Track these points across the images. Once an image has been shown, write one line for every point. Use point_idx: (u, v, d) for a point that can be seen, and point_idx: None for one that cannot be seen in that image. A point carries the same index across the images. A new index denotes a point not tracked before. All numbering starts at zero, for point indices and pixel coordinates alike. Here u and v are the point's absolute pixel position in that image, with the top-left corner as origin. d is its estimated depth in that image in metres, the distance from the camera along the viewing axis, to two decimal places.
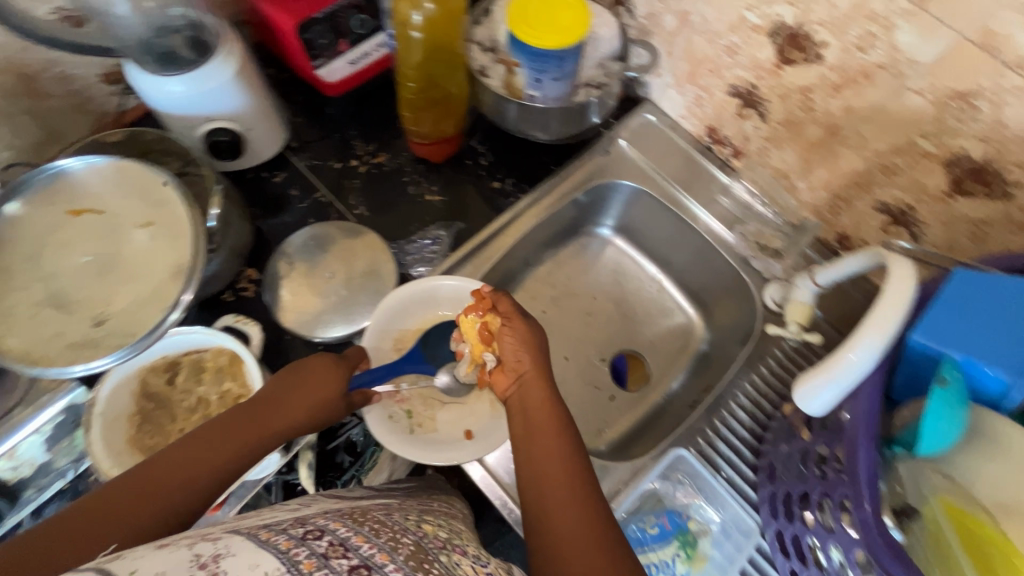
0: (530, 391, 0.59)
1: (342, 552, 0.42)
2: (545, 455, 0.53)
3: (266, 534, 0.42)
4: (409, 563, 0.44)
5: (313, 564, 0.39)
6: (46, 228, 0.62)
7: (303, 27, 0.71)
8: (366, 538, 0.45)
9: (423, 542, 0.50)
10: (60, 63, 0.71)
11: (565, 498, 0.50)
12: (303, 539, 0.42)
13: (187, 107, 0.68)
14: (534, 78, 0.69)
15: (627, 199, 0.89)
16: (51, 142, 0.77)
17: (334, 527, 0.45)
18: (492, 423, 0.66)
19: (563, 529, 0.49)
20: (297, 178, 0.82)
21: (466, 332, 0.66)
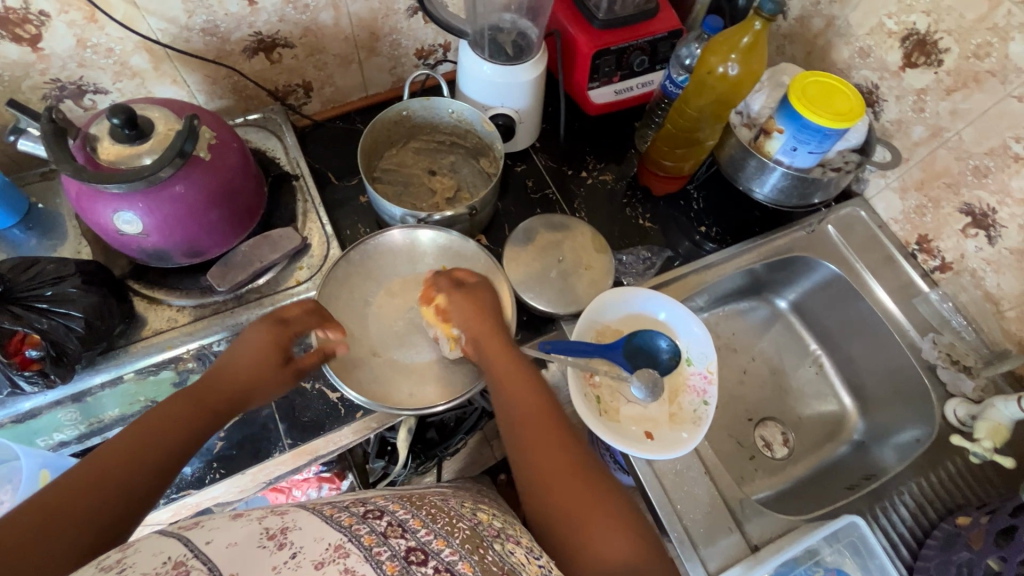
0: (501, 364, 0.63)
1: (400, 534, 0.47)
2: (526, 426, 0.59)
3: (329, 511, 0.49)
4: (465, 546, 0.49)
5: (372, 539, 0.45)
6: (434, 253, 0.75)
7: (598, 54, 0.84)
8: (423, 522, 0.50)
9: (479, 530, 0.54)
10: (400, 32, 0.87)
11: (557, 474, 0.56)
12: (365, 517, 0.48)
13: (489, 91, 0.82)
14: (790, 146, 0.77)
15: (816, 278, 0.94)
16: (359, 90, 0.93)
17: (394, 511, 0.51)
18: (671, 433, 0.72)
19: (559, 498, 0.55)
20: (534, 173, 0.94)
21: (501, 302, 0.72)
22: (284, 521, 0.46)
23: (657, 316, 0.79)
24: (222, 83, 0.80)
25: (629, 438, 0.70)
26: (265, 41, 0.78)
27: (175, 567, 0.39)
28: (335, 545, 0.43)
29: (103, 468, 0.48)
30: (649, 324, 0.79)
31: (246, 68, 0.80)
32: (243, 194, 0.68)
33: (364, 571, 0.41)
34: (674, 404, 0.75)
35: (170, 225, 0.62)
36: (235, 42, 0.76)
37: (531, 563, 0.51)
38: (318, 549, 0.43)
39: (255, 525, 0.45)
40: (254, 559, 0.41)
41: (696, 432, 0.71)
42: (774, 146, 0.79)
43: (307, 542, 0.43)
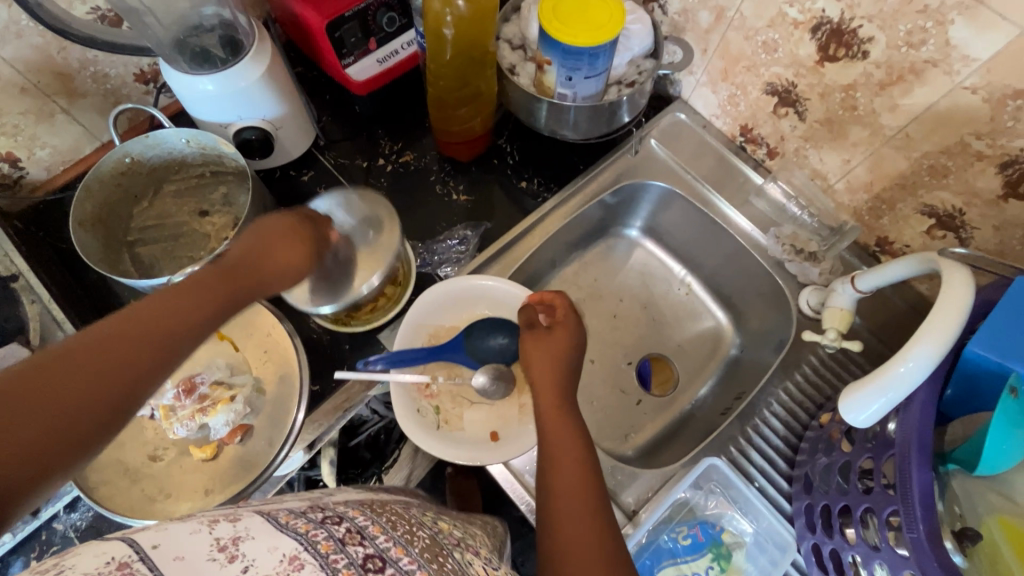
0: (544, 382, 0.61)
1: (358, 539, 0.40)
2: (556, 448, 0.56)
3: (284, 516, 0.40)
4: (425, 556, 0.44)
5: (330, 545, 0.38)
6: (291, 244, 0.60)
7: (333, 26, 0.71)
8: (383, 530, 0.44)
9: (437, 537, 0.51)
10: (98, 62, 0.72)
11: (575, 485, 0.52)
12: (321, 521, 0.40)
13: (218, 106, 0.67)
14: (565, 76, 0.68)
15: (656, 200, 0.88)
16: (88, 140, 0.78)
17: (351, 516, 0.44)
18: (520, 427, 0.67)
19: (567, 494, 0.52)
20: (324, 177, 0.83)
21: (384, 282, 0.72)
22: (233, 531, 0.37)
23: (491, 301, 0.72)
24: None
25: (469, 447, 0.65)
26: None
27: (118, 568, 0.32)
28: (288, 556, 0.36)
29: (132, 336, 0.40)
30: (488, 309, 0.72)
31: None
32: None
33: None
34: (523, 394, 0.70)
35: None
36: None
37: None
38: (270, 566, 0.35)
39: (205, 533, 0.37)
40: None
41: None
42: (553, 79, 0.70)
43: (260, 553, 0.36)
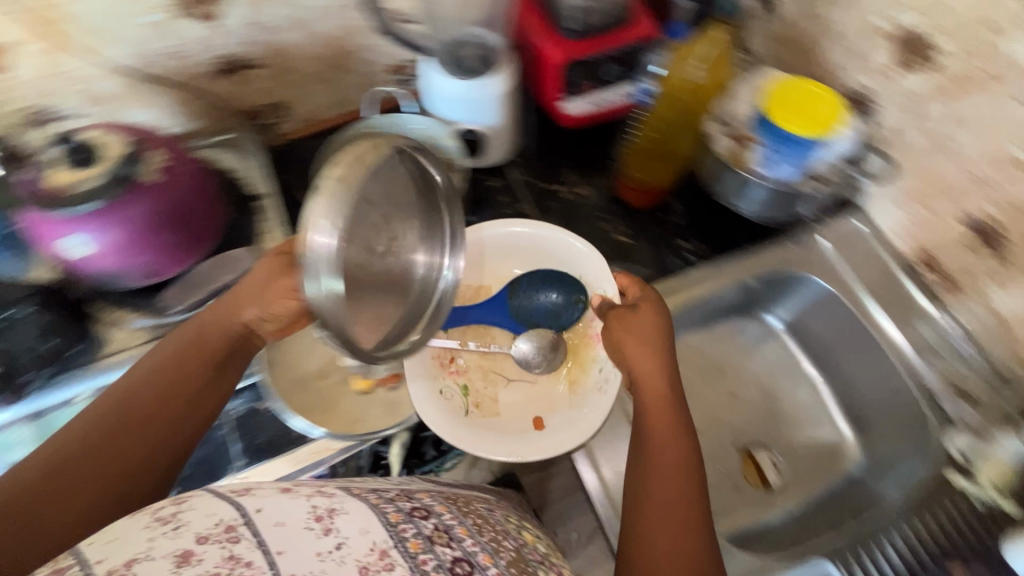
0: (650, 380, 0.66)
1: (446, 541, 0.49)
2: (652, 418, 0.65)
3: (375, 501, 0.50)
4: (507, 566, 0.52)
5: (419, 546, 0.46)
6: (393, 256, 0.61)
7: (567, 64, 0.81)
8: (470, 534, 0.53)
9: (523, 551, 0.57)
10: (370, 50, 0.87)
11: (676, 464, 0.61)
12: (412, 516, 0.49)
13: (452, 104, 0.81)
14: (770, 157, 0.74)
15: (812, 299, 0.87)
16: (334, 107, 0.94)
17: (439, 513, 0.53)
18: (577, 413, 0.73)
19: (654, 471, 0.61)
20: (508, 188, 0.92)
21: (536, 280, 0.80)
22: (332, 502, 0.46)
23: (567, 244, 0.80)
24: (191, 105, 0.81)
25: (520, 442, 0.69)
26: (232, 63, 0.79)
27: (227, 531, 0.40)
28: (378, 548, 0.43)
29: (122, 426, 0.55)
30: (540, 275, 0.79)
31: (215, 89, 0.81)
32: (196, 214, 0.68)
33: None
34: (576, 368, 0.78)
35: (126, 245, 0.63)
36: (201, 65, 0.77)
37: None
38: (363, 546, 0.43)
39: (304, 502, 0.45)
40: (303, 539, 0.41)
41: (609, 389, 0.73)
42: (753, 157, 0.75)
43: (354, 533, 0.44)
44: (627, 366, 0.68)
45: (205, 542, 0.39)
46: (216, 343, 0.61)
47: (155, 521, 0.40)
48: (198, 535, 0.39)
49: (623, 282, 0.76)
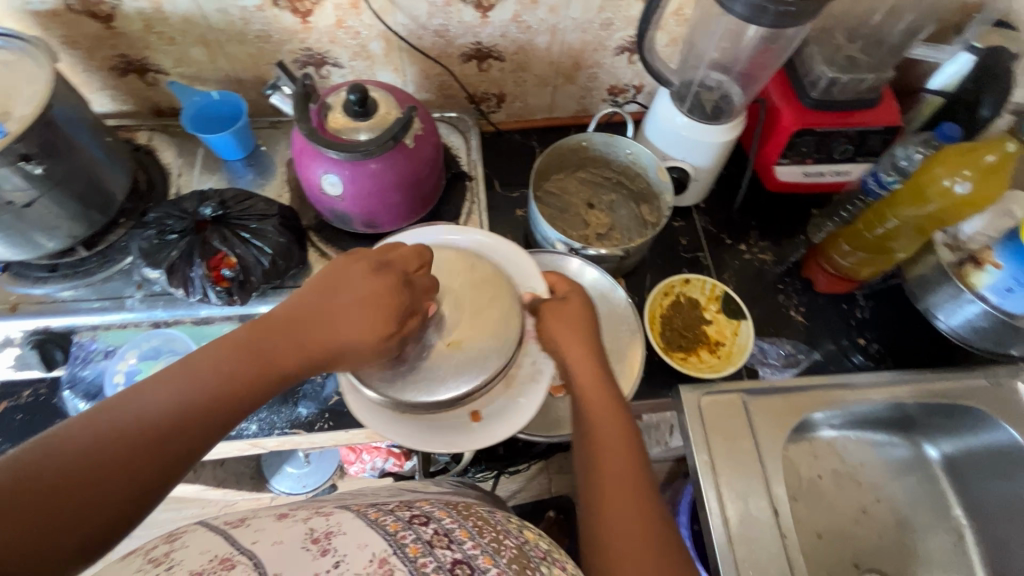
0: (595, 391, 0.59)
1: (446, 544, 0.50)
2: (585, 406, 0.58)
3: (375, 515, 0.53)
4: (511, 564, 0.51)
5: (418, 551, 0.48)
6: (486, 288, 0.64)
7: (801, 132, 0.79)
8: (468, 535, 0.53)
9: (525, 548, 0.55)
10: (601, 68, 0.90)
11: (618, 451, 0.55)
12: (410, 524, 0.52)
13: (671, 140, 0.81)
14: (1005, 286, 0.68)
15: (990, 442, 0.80)
16: (545, 110, 0.97)
17: (440, 519, 0.54)
18: (503, 400, 0.63)
19: (605, 481, 0.54)
20: (691, 233, 0.91)
21: (705, 333, 0.80)
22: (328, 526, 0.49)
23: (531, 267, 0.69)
24: (431, 80, 0.87)
25: (450, 429, 0.61)
26: (482, 52, 0.84)
27: (221, 562, 0.42)
28: (378, 558, 0.46)
29: (146, 441, 0.43)
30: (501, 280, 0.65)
31: (457, 71, 0.86)
32: (426, 182, 0.73)
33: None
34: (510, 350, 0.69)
35: (364, 194, 0.68)
36: (457, 47, 0.82)
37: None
38: (363, 558, 0.45)
39: (302, 525, 0.49)
40: (301, 560, 0.44)
41: (531, 392, 0.63)
42: (983, 280, 0.70)
43: (351, 549, 0.46)
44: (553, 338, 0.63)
45: (200, 574, 0.41)
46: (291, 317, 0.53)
47: (153, 565, 0.42)
48: (194, 570, 0.41)
49: (554, 280, 0.68)
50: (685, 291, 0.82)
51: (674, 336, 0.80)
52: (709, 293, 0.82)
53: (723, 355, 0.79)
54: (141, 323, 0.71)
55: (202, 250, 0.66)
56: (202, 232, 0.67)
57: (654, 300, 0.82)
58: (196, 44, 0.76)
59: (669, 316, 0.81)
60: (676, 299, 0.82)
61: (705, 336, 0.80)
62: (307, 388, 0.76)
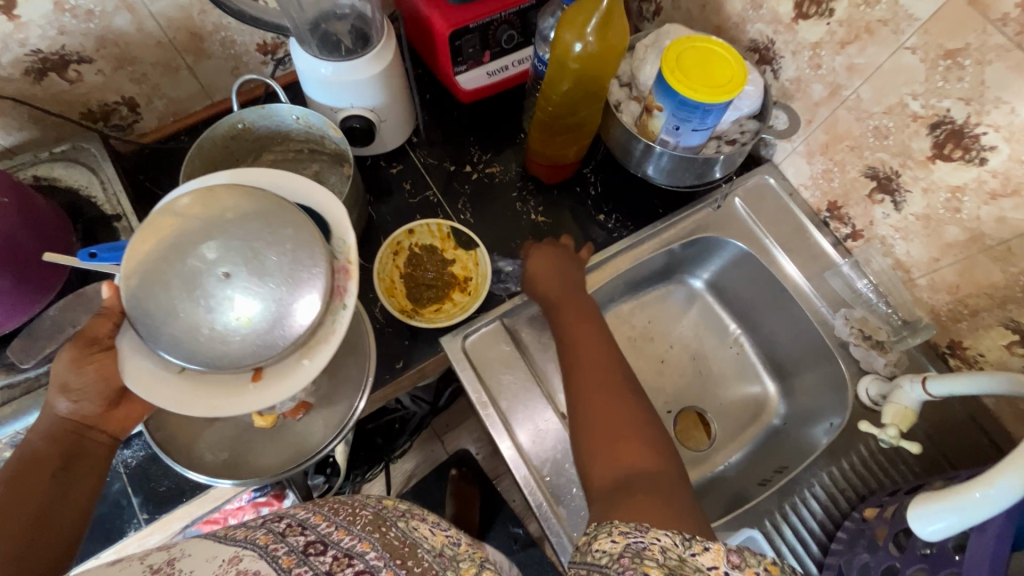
0: (580, 331, 0.67)
1: (299, 530, 0.46)
2: (579, 343, 0.66)
3: (224, 530, 0.46)
4: (366, 528, 0.50)
5: (269, 540, 0.44)
6: (303, 254, 0.48)
7: (457, 34, 0.73)
8: (325, 517, 0.49)
9: (383, 512, 0.54)
10: (229, 29, 0.75)
11: (606, 397, 0.60)
12: (262, 526, 0.46)
13: (328, 92, 0.71)
14: (673, 125, 0.69)
15: (732, 259, 0.87)
16: (201, 98, 0.82)
17: (294, 512, 0.50)
18: (291, 358, 0.47)
19: (591, 387, 0.61)
20: (413, 173, 0.85)
21: (450, 274, 0.77)
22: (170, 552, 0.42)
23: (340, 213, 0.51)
24: (15, 115, 0.68)
25: (217, 391, 0.46)
26: (53, 59, 0.66)
27: None
28: (229, 559, 0.41)
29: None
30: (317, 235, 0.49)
31: (40, 92, 0.68)
32: (35, 250, 0.58)
33: (257, 569, 0.40)
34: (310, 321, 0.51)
35: None
36: (11, 65, 0.63)
37: (438, 533, 0.56)
38: (210, 568, 0.40)
39: (139, 565, 0.42)
40: None
41: (320, 356, 0.47)
42: (658, 125, 0.70)
43: (197, 565, 0.40)
44: (536, 290, 0.72)
45: None
46: (59, 438, 0.53)
47: None
48: None
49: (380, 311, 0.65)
50: (417, 240, 0.78)
51: (420, 292, 0.76)
52: (440, 233, 0.77)
53: (473, 289, 0.76)
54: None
55: None
56: None
57: (388, 263, 0.76)
58: None
59: (408, 274, 0.76)
60: (409, 253, 0.77)
61: (451, 278, 0.77)
62: None
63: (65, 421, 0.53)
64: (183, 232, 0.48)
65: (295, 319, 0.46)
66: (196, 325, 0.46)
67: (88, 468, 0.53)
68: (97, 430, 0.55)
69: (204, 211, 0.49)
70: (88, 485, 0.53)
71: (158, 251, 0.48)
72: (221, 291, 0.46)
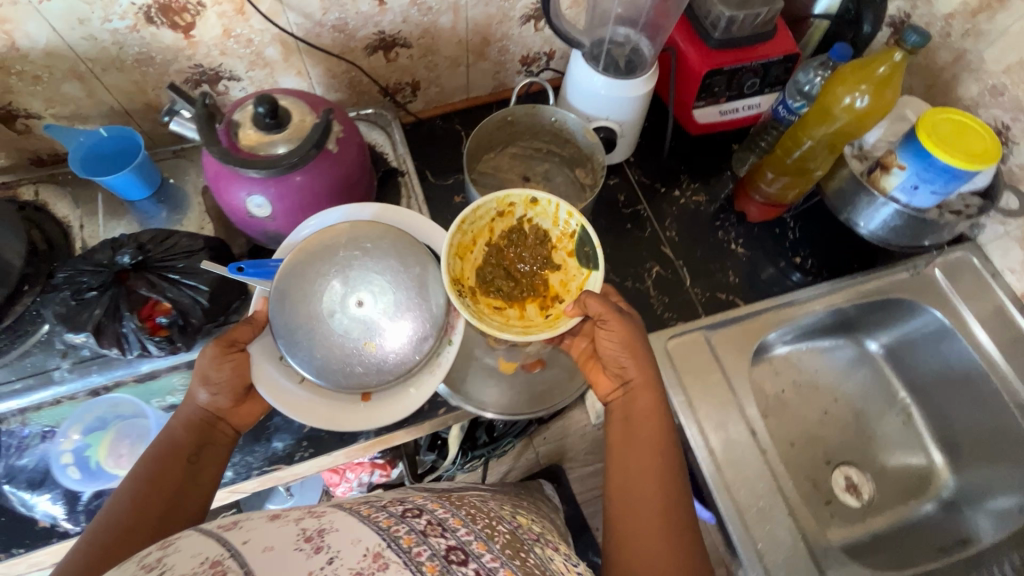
0: (635, 394, 0.65)
1: (440, 533, 0.47)
2: (641, 458, 0.61)
3: (368, 512, 0.47)
4: (505, 551, 0.49)
5: (411, 540, 0.44)
6: (422, 300, 0.63)
7: (711, 73, 0.82)
8: (463, 526, 0.50)
9: (518, 533, 0.56)
10: (510, 39, 0.89)
11: (654, 525, 0.56)
12: (402, 518, 0.47)
13: (591, 102, 0.82)
14: (910, 184, 0.73)
15: (920, 326, 0.89)
16: (462, 92, 0.96)
17: (433, 511, 0.51)
18: (396, 389, 0.63)
19: (650, 445, 0.61)
20: (627, 188, 0.94)
21: (542, 283, 0.74)
22: (321, 522, 0.44)
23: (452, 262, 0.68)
24: (340, 79, 0.83)
25: (337, 406, 0.62)
26: (387, 40, 0.80)
27: (214, 566, 0.37)
28: (373, 552, 0.41)
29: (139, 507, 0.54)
30: (431, 286, 0.64)
31: (365, 64, 0.83)
32: (359, 184, 0.71)
33: None
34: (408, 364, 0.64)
35: (297, 210, 0.66)
36: (359, 40, 0.78)
37: (570, 569, 0.55)
38: (356, 555, 0.41)
39: (292, 526, 0.43)
40: (290, 561, 0.39)
41: (424, 387, 0.63)
42: (892, 182, 0.75)
43: (345, 546, 0.41)
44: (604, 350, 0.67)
45: None
46: (195, 425, 0.61)
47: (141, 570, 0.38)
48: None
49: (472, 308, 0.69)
50: (535, 216, 0.74)
51: (493, 278, 0.72)
52: (565, 227, 0.72)
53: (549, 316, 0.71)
54: (75, 394, 0.64)
55: (129, 301, 0.60)
56: (125, 282, 0.61)
57: (487, 221, 0.73)
58: (69, 79, 0.68)
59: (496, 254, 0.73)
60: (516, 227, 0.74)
61: (537, 287, 0.74)
62: (279, 420, 0.72)
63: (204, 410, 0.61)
64: (333, 261, 0.62)
65: (417, 355, 0.62)
66: (331, 345, 0.59)
67: (215, 453, 0.61)
68: (225, 421, 0.63)
69: (352, 246, 0.63)
70: (216, 468, 0.61)
71: (304, 274, 0.61)
72: (354, 319, 0.60)
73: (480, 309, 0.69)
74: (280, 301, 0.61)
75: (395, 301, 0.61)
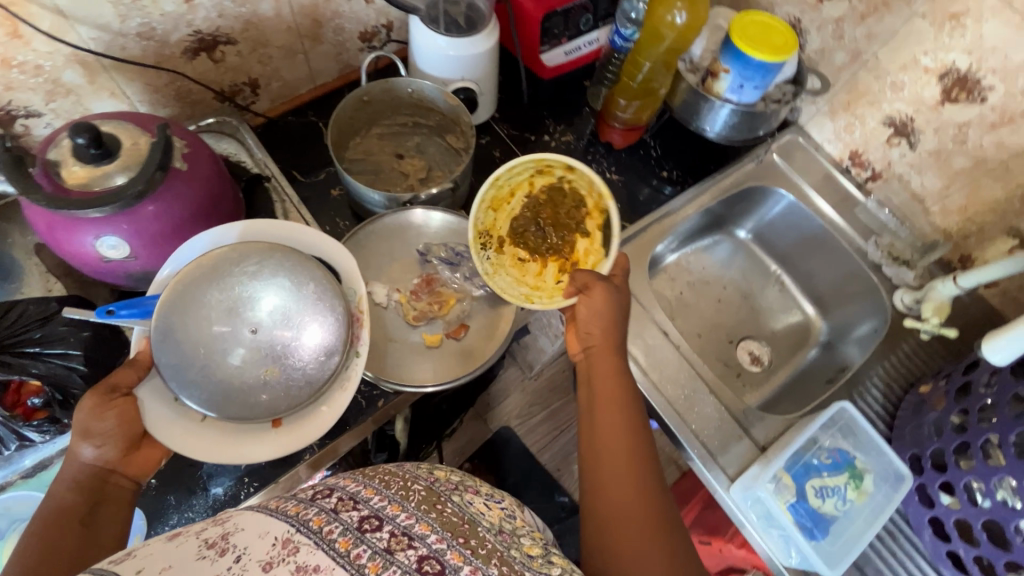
0: (597, 361, 0.67)
1: (352, 505, 0.49)
2: (613, 435, 0.62)
3: (275, 503, 0.49)
4: (421, 506, 0.53)
5: (322, 520, 0.46)
6: (320, 312, 0.60)
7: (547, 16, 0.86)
8: (377, 491, 0.52)
9: (434, 486, 0.58)
10: (342, 16, 0.85)
11: (628, 496, 0.59)
12: (312, 500, 0.49)
13: (443, 65, 0.82)
14: (736, 84, 0.83)
15: (773, 206, 1.02)
16: (307, 81, 0.91)
17: (344, 485, 0.53)
18: (309, 409, 0.60)
19: (604, 407, 0.64)
20: (499, 143, 0.96)
21: (570, 246, 0.78)
22: (224, 528, 0.45)
23: (347, 266, 0.65)
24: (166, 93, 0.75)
25: (247, 440, 0.59)
26: (206, 40, 0.73)
27: None
28: (282, 540, 0.44)
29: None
30: (327, 294, 0.61)
31: (190, 71, 0.75)
32: (224, 195, 0.65)
33: (315, 562, 0.42)
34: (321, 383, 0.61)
35: (157, 242, 0.60)
36: (174, 45, 0.71)
37: (491, 509, 0.60)
38: (265, 546, 0.43)
39: (193, 540, 0.45)
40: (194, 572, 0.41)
41: (338, 402, 0.60)
42: (722, 85, 0.85)
43: (252, 540, 0.44)
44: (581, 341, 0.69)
45: None
46: (83, 485, 0.54)
47: None
48: None
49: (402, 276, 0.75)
50: (572, 180, 0.78)
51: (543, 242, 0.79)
52: (595, 201, 0.76)
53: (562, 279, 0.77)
54: None
55: None
56: None
57: (527, 176, 0.79)
58: None
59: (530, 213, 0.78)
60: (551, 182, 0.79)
61: (565, 247, 0.78)
62: (210, 467, 0.70)
63: (87, 468, 0.55)
64: (214, 288, 0.58)
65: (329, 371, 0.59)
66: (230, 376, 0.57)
67: (114, 508, 0.55)
68: (117, 474, 0.56)
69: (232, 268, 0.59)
70: (118, 523, 0.55)
71: (184, 308, 0.58)
72: (252, 347, 0.58)
73: (503, 260, 0.79)
74: (166, 336, 0.57)
75: (288, 319, 0.59)
